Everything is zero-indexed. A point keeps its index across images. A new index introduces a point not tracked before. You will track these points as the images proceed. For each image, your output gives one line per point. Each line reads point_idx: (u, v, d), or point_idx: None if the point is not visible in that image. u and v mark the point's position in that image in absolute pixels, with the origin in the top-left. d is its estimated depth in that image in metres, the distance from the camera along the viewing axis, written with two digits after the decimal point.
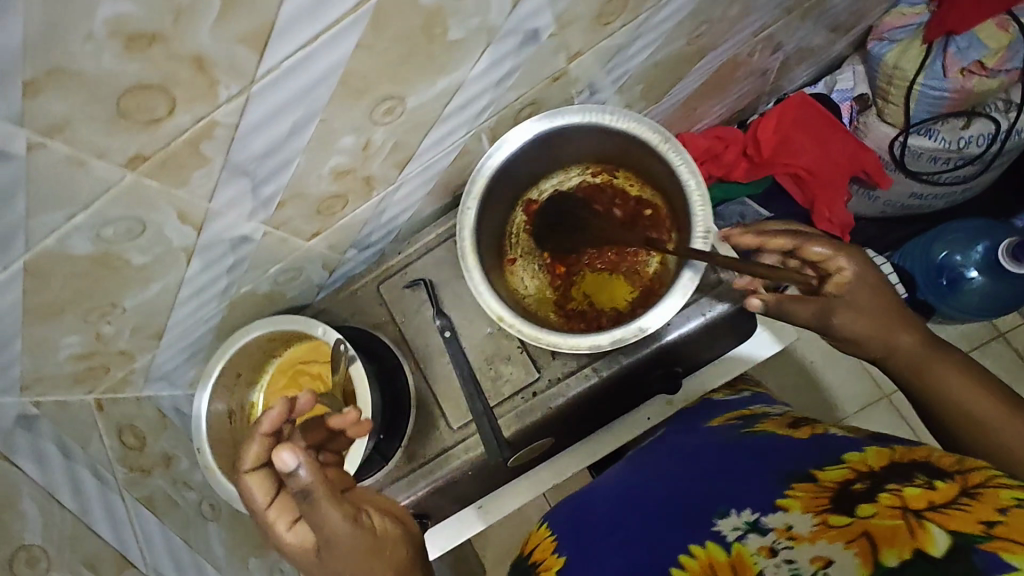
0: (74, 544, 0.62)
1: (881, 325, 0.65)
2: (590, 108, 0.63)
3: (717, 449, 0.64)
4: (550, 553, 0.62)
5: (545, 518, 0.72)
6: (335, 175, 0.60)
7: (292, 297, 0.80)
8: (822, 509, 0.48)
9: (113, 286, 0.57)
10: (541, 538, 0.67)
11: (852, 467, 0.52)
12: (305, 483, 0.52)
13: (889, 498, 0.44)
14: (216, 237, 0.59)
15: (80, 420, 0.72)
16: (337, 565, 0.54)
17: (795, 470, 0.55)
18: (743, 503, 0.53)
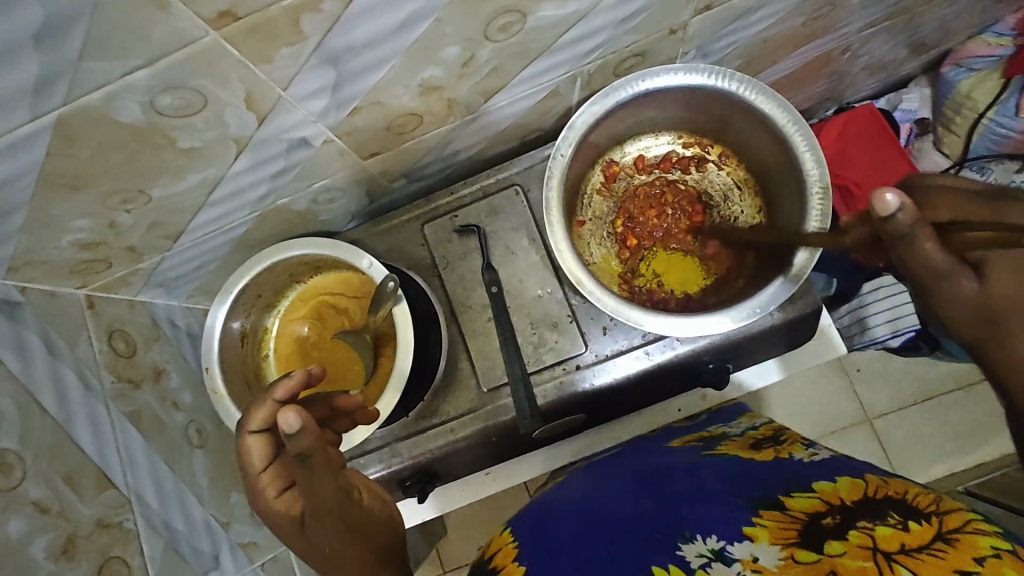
0: (53, 454, 0.55)
1: (1005, 309, 0.41)
2: (720, 70, 0.57)
3: (673, 469, 0.58)
4: (512, 560, 0.49)
5: (508, 522, 0.58)
6: (422, 89, 0.53)
7: (325, 220, 0.72)
8: (789, 541, 0.43)
9: (147, 168, 0.49)
10: (503, 543, 0.53)
11: (822, 498, 0.47)
12: (304, 450, 0.44)
13: (859, 538, 0.40)
14: (278, 134, 0.51)
15: (68, 316, 0.63)
16: (320, 539, 0.49)
17: (763, 496, 0.49)
18: (708, 529, 0.47)
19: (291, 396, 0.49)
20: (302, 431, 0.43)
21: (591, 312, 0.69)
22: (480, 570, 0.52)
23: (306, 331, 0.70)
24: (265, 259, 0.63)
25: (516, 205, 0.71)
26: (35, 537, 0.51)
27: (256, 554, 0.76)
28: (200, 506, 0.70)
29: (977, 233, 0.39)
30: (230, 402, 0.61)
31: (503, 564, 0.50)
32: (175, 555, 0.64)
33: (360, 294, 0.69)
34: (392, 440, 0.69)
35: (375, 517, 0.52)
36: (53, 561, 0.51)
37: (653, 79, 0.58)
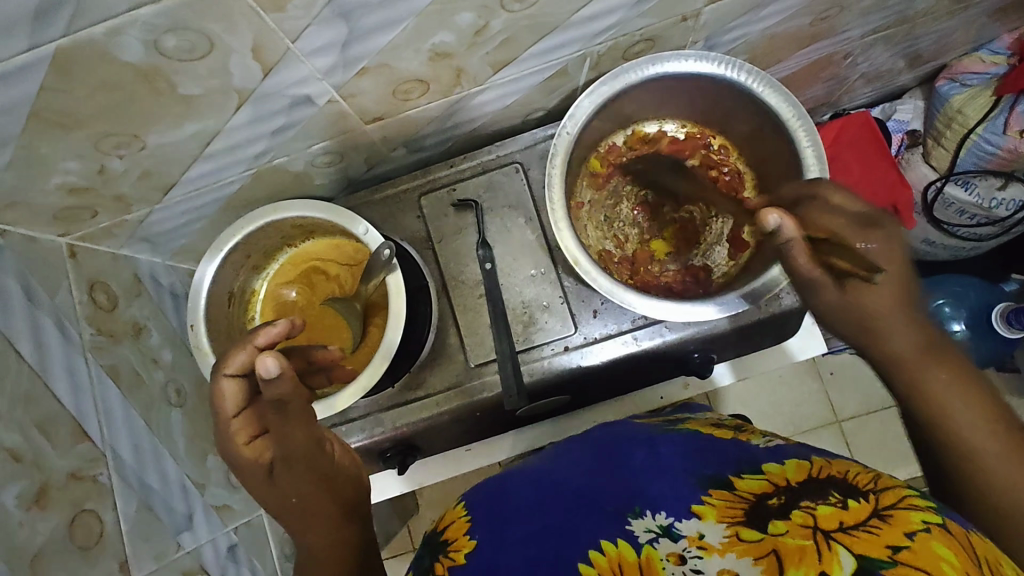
0: (28, 401, 0.53)
1: (868, 313, 0.51)
2: (728, 61, 0.57)
3: (630, 447, 0.55)
4: (464, 533, 0.48)
5: (464, 495, 0.55)
6: (433, 55, 0.52)
7: (320, 184, 0.71)
8: (735, 519, 0.41)
9: (144, 113, 0.47)
10: (456, 515, 0.51)
11: (770, 479, 0.45)
12: (282, 394, 0.47)
13: (801, 518, 0.38)
14: (281, 90, 0.50)
15: (49, 262, 0.61)
16: (289, 487, 0.51)
17: (714, 474, 0.47)
18: (657, 506, 0.45)
19: (270, 345, 0.49)
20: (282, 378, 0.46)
21: (582, 295, 0.69)
22: (431, 542, 0.50)
23: (295, 295, 0.69)
24: (258, 219, 0.61)
25: (515, 181, 0.71)
26: (7, 484, 0.49)
27: (230, 519, 0.75)
28: (176, 466, 0.69)
29: (843, 261, 0.52)
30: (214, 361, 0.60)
31: (454, 535, 0.49)
32: (148, 513, 0.63)
33: (352, 262, 0.68)
34: (375, 409, 0.69)
35: (344, 472, 0.53)
36: (25, 510, 0.50)
37: (665, 65, 0.58)
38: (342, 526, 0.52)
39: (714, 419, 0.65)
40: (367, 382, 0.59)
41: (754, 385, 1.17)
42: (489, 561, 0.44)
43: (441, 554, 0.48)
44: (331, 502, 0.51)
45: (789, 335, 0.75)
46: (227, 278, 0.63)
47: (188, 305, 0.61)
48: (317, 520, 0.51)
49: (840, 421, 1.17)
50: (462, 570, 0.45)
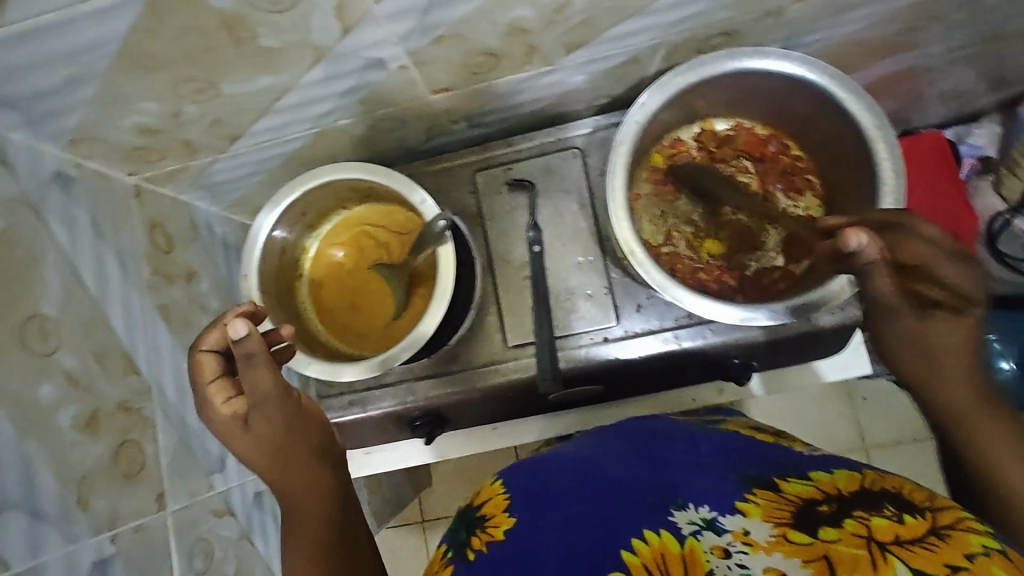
0: (87, 330, 0.56)
1: (938, 347, 0.49)
2: (811, 62, 0.55)
3: (672, 439, 0.56)
4: (502, 510, 0.50)
5: (501, 472, 0.57)
6: (509, 30, 0.52)
7: (378, 150, 0.72)
8: (781, 521, 0.42)
9: (224, 62, 0.48)
10: (494, 492, 0.53)
11: (818, 486, 0.46)
12: (253, 352, 0.49)
13: (855, 527, 0.39)
14: (357, 50, 0.50)
15: (116, 200, 0.63)
16: (265, 439, 0.52)
17: (757, 475, 0.48)
18: (699, 499, 0.46)
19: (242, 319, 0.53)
20: (249, 336, 0.48)
21: (628, 288, 0.68)
22: (468, 516, 0.53)
23: (344, 258, 0.70)
24: (319, 177, 0.63)
25: (572, 167, 0.70)
26: (64, 405, 0.52)
27: None
28: None
29: (935, 291, 0.49)
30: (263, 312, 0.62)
31: (492, 512, 0.51)
32: (185, 450, 0.65)
33: (402, 230, 0.68)
34: (409, 377, 0.70)
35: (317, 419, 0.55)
36: (77, 432, 0.52)
37: (744, 62, 0.56)
38: (317, 466, 0.54)
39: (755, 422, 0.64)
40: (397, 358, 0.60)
41: (784, 400, 1.14)
42: (528, 541, 0.46)
43: (479, 528, 0.50)
44: (303, 445, 0.53)
45: (835, 350, 0.73)
46: (281, 234, 0.64)
47: (244, 255, 0.63)
48: (291, 463, 0.53)
49: (869, 448, 1.14)
50: (500, 546, 0.47)
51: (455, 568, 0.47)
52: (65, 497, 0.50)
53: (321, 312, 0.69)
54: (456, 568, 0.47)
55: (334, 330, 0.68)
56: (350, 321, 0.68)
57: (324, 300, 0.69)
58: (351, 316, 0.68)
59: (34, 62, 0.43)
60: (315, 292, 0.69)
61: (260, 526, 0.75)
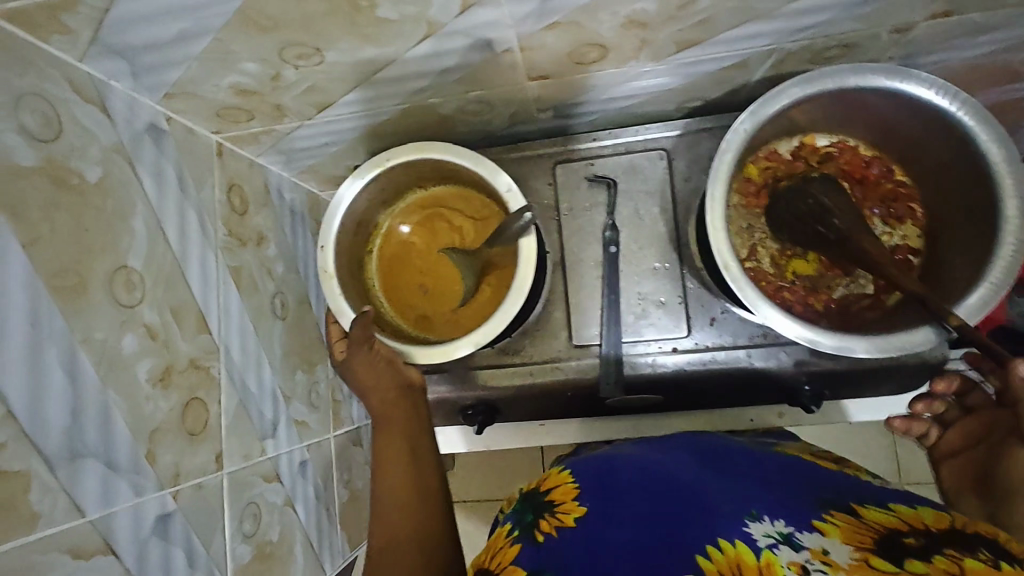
0: (167, 285, 0.56)
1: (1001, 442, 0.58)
2: (942, 83, 0.51)
3: (740, 460, 0.55)
4: (572, 498, 0.51)
5: (568, 464, 0.58)
6: (626, 21, 0.50)
7: (460, 132, 0.70)
8: (863, 544, 0.40)
9: (335, 29, 0.47)
10: (562, 480, 0.55)
11: (903, 519, 0.43)
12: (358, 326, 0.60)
13: (944, 562, 0.36)
14: (469, 29, 0.49)
15: (202, 158, 0.63)
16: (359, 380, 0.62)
17: (834, 501, 0.47)
18: (775, 513, 0.45)
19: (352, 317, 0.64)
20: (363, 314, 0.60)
21: (702, 299, 0.66)
22: (534, 500, 0.54)
23: (415, 238, 0.69)
24: (405, 155, 0.61)
25: (656, 169, 0.68)
26: (142, 358, 0.52)
27: (305, 436, 0.78)
28: (271, 375, 0.72)
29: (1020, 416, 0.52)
30: (335, 284, 0.61)
31: (561, 499, 0.52)
32: (243, 413, 0.65)
33: (478, 216, 0.67)
34: (467, 366, 0.69)
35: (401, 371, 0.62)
36: (152, 385, 0.53)
37: (868, 78, 0.52)
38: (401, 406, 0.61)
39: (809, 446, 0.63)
40: (455, 352, 0.59)
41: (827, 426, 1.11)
42: (597, 532, 0.47)
43: (547, 512, 0.51)
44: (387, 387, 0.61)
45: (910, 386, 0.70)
46: (359, 207, 0.64)
47: (323, 225, 0.62)
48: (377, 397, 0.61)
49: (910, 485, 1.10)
50: (570, 532, 0.48)
51: (522, 545, 0.49)
52: (137, 449, 0.50)
53: (388, 290, 0.68)
54: (523, 546, 0.48)
55: (400, 309, 0.68)
56: (416, 303, 0.67)
57: (392, 279, 0.68)
58: (418, 298, 0.67)
59: (155, 12, 0.43)
60: (384, 270, 0.69)
61: (303, 494, 0.76)
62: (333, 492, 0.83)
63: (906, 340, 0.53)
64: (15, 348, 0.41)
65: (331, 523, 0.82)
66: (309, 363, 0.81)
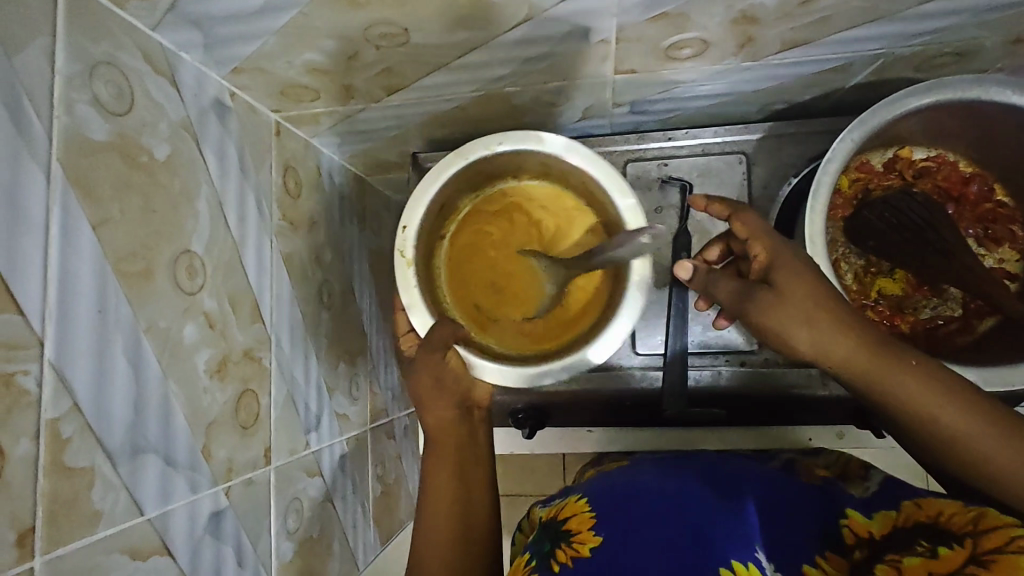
0: (226, 272, 0.53)
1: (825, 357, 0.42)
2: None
3: (743, 473, 0.53)
4: (588, 527, 0.46)
5: (583, 489, 0.53)
6: (739, 16, 0.46)
7: (527, 123, 0.67)
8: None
9: (430, 8, 0.44)
10: (577, 507, 0.49)
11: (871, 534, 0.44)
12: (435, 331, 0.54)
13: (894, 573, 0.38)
14: (571, 16, 0.45)
15: (262, 136, 0.60)
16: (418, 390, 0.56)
17: (827, 532, 0.47)
18: (770, 554, 0.44)
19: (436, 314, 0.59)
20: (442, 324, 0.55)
21: None
22: (551, 528, 0.49)
23: (491, 229, 0.65)
24: (517, 139, 0.58)
25: (734, 174, 0.65)
26: (201, 347, 0.49)
27: (345, 429, 0.76)
28: (317, 366, 0.69)
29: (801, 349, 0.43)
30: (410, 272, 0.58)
31: (577, 527, 0.47)
32: (290, 405, 0.63)
33: (561, 217, 0.64)
34: None
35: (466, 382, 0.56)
36: (209, 377, 0.50)
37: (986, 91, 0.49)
38: (455, 420, 0.55)
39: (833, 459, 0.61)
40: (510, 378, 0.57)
41: None
42: (619, 563, 0.42)
43: (563, 542, 0.46)
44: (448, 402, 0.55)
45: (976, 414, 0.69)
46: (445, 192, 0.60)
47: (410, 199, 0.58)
48: (433, 407, 0.55)
49: None
50: (587, 563, 0.43)
51: None
52: (194, 443, 0.48)
53: (456, 285, 0.64)
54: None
55: (462, 303, 0.64)
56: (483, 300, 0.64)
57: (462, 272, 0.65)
58: (487, 298, 0.64)
59: None
60: (454, 259, 0.64)
61: (341, 489, 0.73)
62: (368, 487, 0.81)
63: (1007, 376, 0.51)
64: (84, 335, 0.38)
65: (365, 519, 0.80)
66: (351, 353, 0.79)
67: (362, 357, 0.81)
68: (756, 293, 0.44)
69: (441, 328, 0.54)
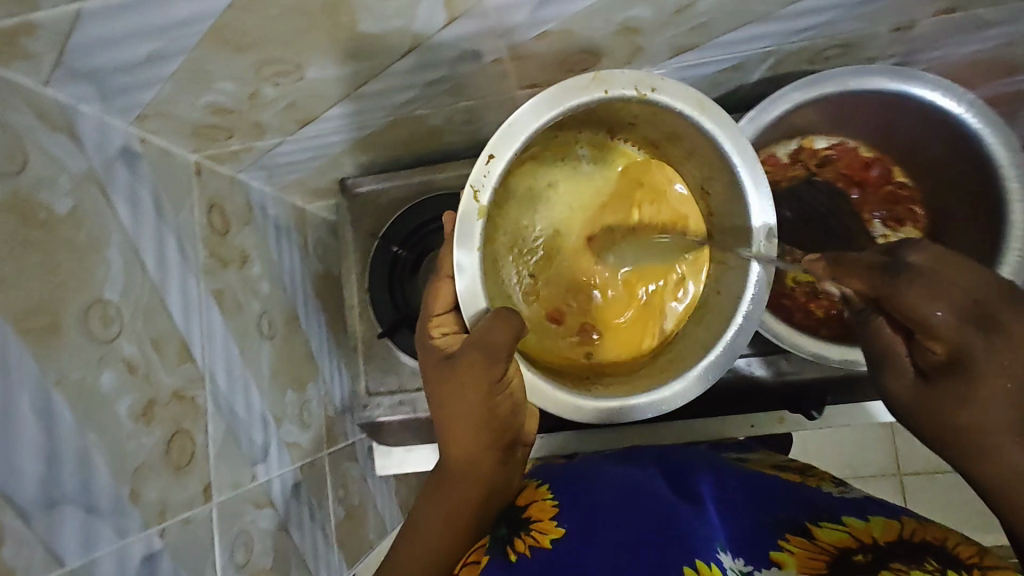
0: (147, 315, 0.53)
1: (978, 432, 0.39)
2: (999, 125, 0.50)
3: (698, 470, 0.57)
4: (549, 517, 0.51)
5: (547, 480, 0.58)
6: (620, 29, 0.48)
7: (447, 141, 0.68)
8: (816, 570, 0.45)
9: (315, 45, 0.44)
10: (540, 496, 0.55)
11: (852, 532, 0.47)
12: (484, 338, 0.49)
13: None
14: (454, 41, 0.47)
15: (179, 177, 0.61)
16: (449, 402, 0.52)
17: (790, 518, 0.50)
18: (735, 550, 0.47)
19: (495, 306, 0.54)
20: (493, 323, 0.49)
21: None
22: (511, 513, 0.54)
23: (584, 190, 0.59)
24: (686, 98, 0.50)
25: None
26: (122, 394, 0.50)
27: (298, 456, 0.76)
28: (260, 398, 0.70)
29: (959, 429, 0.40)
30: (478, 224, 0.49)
31: (538, 516, 0.52)
32: (232, 441, 0.63)
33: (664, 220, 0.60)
34: None
35: (513, 421, 0.54)
36: (133, 422, 0.50)
37: (871, 81, 0.51)
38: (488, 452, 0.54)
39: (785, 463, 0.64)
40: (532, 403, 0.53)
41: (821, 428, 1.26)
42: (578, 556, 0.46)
43: (524, 531, 0.51)
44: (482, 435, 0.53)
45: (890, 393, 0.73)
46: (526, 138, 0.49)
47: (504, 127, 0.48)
48: (466, 434, 0.53)
49: (898, 469, 1.25)
50: (546, 553, 0.48)
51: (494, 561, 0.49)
52: (120, 490, 0.48)
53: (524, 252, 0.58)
54: (490, 560, 0.49)
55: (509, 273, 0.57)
56: (525, 272, 0.59)
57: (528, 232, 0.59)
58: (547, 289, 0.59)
59: (119, 36, 0.40)
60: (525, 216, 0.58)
61: (297, 517, 0.74)
62: (330, 512, 0.82)
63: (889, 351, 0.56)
64: None
65: (328, 543, 0.80)
66: (301, 381, 0.79)
67: (313, 383, 0.82)
68: (941, 378, 0.40)
69: (497, 334, 0.49)
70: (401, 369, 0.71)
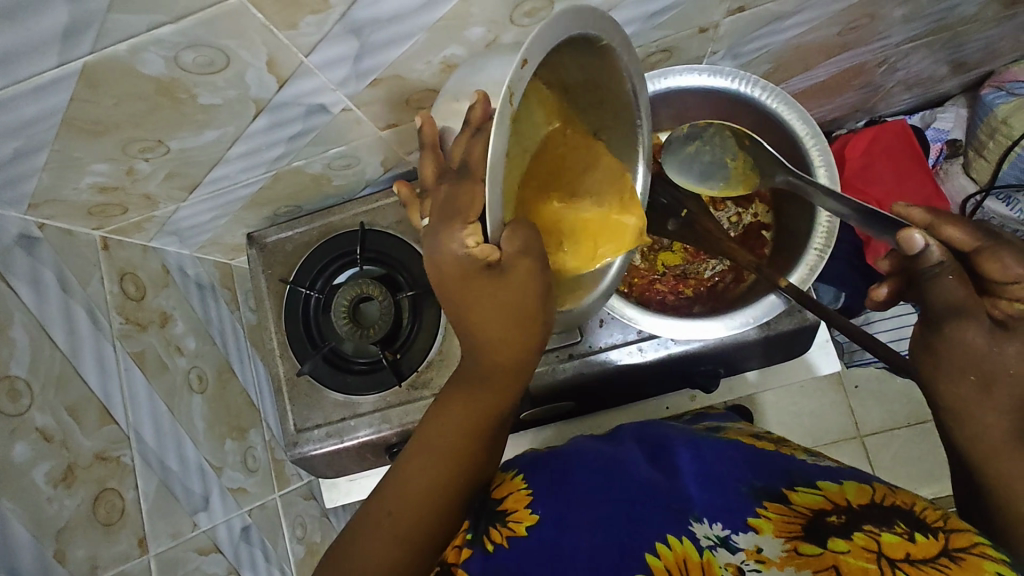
0: (58, 385, 0.57)
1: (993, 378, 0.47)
2: (805, 115, 0.61)
3: (677, 444, 0.60)
4: (524, 506, 0.53)
5: (521, 469, 0.59)
6: (444, 67, 0.54)
7: (338, 184, 0.74)
8: (793, 534, 0.46)
9: (167, 121, 0.50)
10: (516, 486, 0.56)
11: (826, 496, 0.49)
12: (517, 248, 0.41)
13: (864, 540, 0.43)
14: (297, 99, 0.52)
15: (82, 254, 0.65)
16: (473, 307, 0.45)
17: (765, 486, 0.52)
18: (712, 516, 0.50)
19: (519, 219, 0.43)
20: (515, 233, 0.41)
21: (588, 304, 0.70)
22: (488, 507, 0.55)
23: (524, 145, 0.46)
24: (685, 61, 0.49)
25: None
26: (38, 462, 0.53)
27: (244, 501, 0.79)
28: (194, 450, 0.73)
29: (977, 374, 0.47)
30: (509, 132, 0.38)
31: (515, 507, 0.53)
32: (167, 493, 0.67)
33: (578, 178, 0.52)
34: (383, 407, 0.73)
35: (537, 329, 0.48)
36: (53, 486, 0.54)
37: (680, 76, 0.61)
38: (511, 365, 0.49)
39: (744, 430, 0.67)
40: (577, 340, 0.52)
41: (775, 404, 1.28)
42: (555, 540, 0.50)
43: (501, 521, 0.52)
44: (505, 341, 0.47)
45: (783, 358, 0.77)
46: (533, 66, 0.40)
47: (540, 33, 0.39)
48: (492, 339, 0.47)
49: (856, 432, 1.28)
50: (524, 541, 0.50)
51: (473, 550, 0.49)
52: (43, 551, 0.52)
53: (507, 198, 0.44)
54: (474, 554, 0.49)
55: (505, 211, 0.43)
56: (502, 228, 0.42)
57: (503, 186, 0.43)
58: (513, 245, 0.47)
59: None
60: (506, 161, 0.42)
61: (249, 560, 0.76)
62: (286, 551, 0.84)
63: (758, 309, 0.63)
64: None
65: None
66: (241, 429, 0.83)
67: (255, 429, 0.85)
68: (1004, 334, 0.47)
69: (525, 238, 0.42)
70: (326, 402, 0.75)
